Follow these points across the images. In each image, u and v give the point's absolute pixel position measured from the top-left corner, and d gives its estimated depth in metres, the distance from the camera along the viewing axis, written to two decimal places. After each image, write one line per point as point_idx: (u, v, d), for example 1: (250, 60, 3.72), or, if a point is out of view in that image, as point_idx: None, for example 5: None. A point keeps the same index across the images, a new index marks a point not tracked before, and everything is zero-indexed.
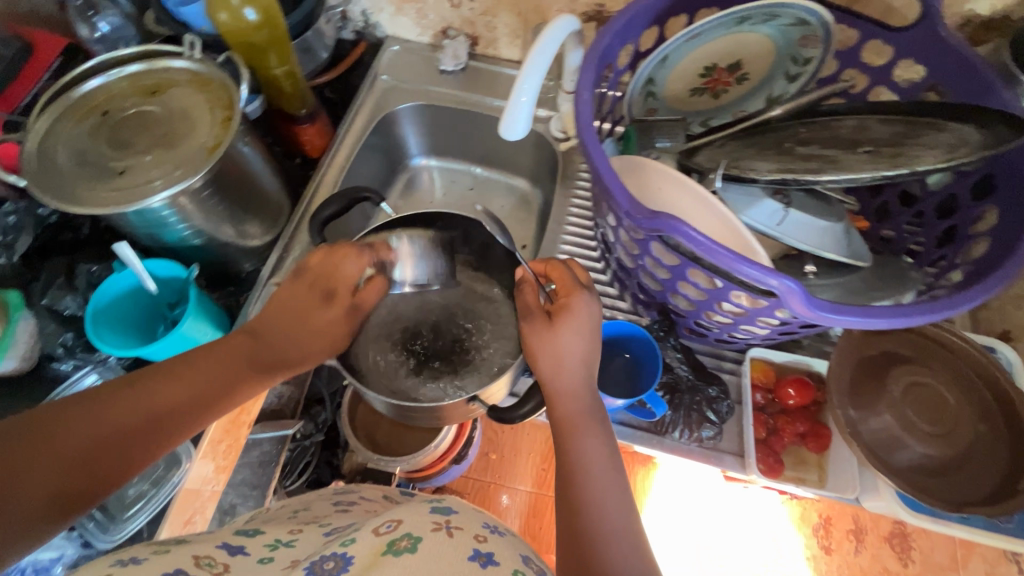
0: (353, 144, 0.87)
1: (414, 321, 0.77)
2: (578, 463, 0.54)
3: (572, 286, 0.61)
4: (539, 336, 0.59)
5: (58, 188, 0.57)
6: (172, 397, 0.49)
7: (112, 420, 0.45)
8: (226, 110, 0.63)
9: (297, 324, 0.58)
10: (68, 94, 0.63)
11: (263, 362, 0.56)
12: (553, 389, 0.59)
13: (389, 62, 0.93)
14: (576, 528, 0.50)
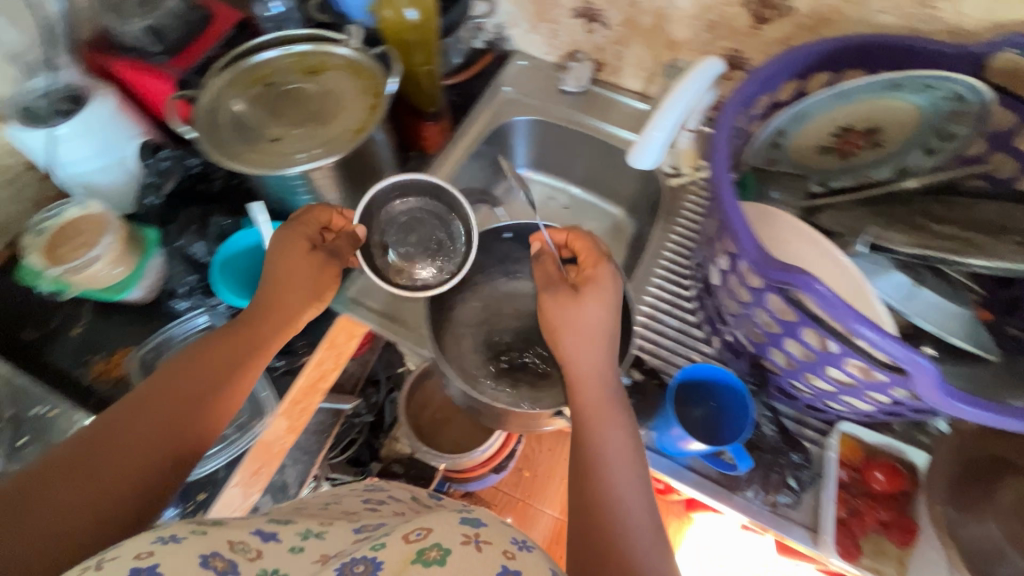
0: (466, 147, 0.91)
1: (500, 326, 0.79)
2: (599, 457, 0.54)
3: (594, 257, 0.63)
4: (561, 306, 0.60)
5: (220, 146, 0.63)
6: (198, 394, 0.52)
7: (155, 432, 0.49)
8: (372, 98, 0.67)
9: (298, 282, 0.62)
10: (240, 63, 0.69)
11: (265, 329, 0.59)
12: (572, 374, 0.59)
13: (514, 75, 0.97)
14: (595, 527, 0.50)
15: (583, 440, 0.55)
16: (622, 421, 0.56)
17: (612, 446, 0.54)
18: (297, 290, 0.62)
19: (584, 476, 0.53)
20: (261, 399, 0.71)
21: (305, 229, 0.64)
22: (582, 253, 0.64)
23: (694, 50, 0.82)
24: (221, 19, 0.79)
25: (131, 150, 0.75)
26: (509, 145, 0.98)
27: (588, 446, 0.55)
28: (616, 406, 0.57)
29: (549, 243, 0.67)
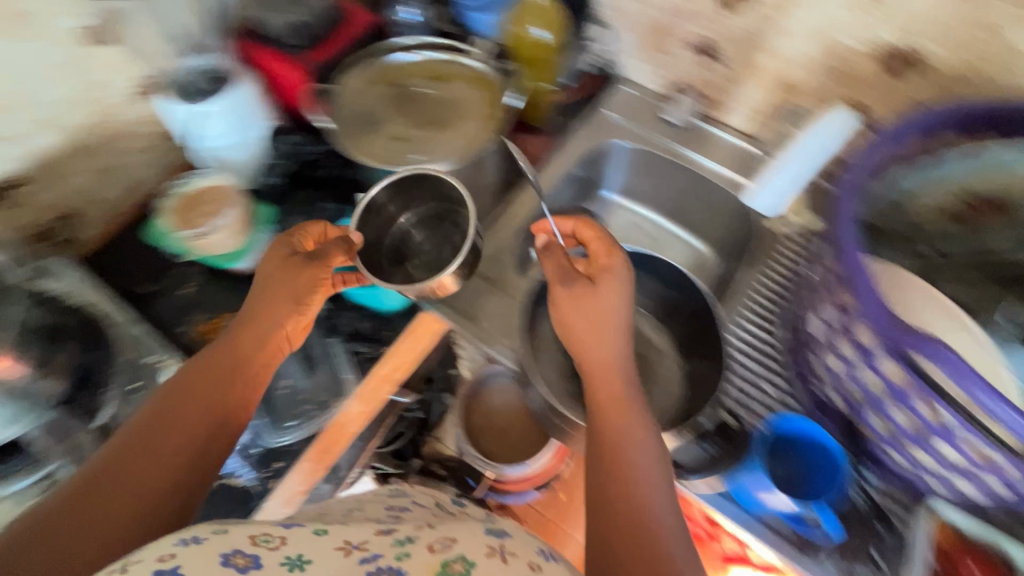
0: (562, 166, 0.92)
1: None
2: (616, 446, 0.55)
3: (605, 246, 0.65)
4: (576, 298, 0.62)
5: (353, 143, 0.67)
6: (196, 416, 0.53)
7: (159, 459, 0.50)
8: (495, 113, 0.71)
9: (280, 290, 0.61)
10: (372, 63, 0.73)
11: (253, 339, 0.59)
12: (587, 366, 0.61)
13: (617, 101, 0.98)
14: (613, 519, 0.51)
15: (600, 433, 0.56)
16: (639, 416, 0.57)
17: (635, 441, 0.55)
18: (281, 296, 0.61)
19: (605, 468, 0.54)
20: (342, 380, 0.73)
21: (281, 245, 0.64)
22: (590, 242, 0.66)
23: (813, 96, 0.81)
24: (357, 19, 0.84)
25: (259, 130, 0.80)
26: (603, 168, 0.98)
27: (604, 439, 0.56)
28: (631, 401, 0.58)
29: (555, 231, 0.69)
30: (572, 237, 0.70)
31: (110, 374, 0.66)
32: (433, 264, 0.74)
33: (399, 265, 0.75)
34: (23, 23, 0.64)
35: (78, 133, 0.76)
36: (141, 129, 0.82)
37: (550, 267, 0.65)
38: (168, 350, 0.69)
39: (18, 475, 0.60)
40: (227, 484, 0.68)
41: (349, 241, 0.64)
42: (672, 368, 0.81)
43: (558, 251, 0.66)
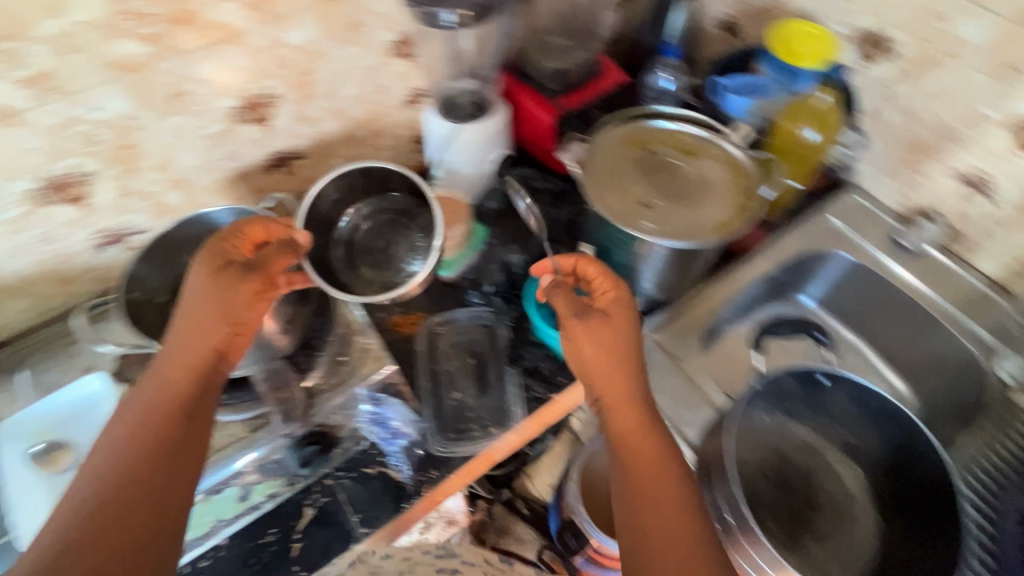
0: (773, 261, 0.87)
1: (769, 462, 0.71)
2: (644, 473, 0.55)
3: (609, 281, 0.65)
4: (591, 331, 0.60)
5: (598, 198, 0.68)
6: (140, 462, 0.50)
7: (122, 490, 0.48)
8: (742, 198, 0.69)
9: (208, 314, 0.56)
10: (626, 124, 0.75)
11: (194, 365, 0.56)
12: (605, 401, 0.60)
13: (845, 207, 0.92)
14: (653, 539, 0.51)
15: (624, 460, 0.56)
16: (663, 446, 0.56)
17: (666, 495, 0.53)
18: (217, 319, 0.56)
19: (644, 509, 0.53)
20: (511, 413, 0.75)
21: (208, 257, 0.58)
22: (595, 277, 0.65)
23: None
24: (609, 76, 0.89)
25: (493, 156, 0.86)
26: (811, 274, 0.92)
27: (630, 468, 0.55)
28: (653, 429, 0.58)
29: (556, 270, 0.69)
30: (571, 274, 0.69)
31: (326, 341, 0.71)
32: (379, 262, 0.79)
33: (352, 269, 0.78)
34: (356, 31, 0.75)
35: (354, 124, 0.86)
36: (397, 131, 0.92)
37: (561, 304, 0.63)
38: (375, 333, 0.75)
39: (235, 409, 0.66)
40: (388, 475, 0.71)
41: (294, 241, 0.65)
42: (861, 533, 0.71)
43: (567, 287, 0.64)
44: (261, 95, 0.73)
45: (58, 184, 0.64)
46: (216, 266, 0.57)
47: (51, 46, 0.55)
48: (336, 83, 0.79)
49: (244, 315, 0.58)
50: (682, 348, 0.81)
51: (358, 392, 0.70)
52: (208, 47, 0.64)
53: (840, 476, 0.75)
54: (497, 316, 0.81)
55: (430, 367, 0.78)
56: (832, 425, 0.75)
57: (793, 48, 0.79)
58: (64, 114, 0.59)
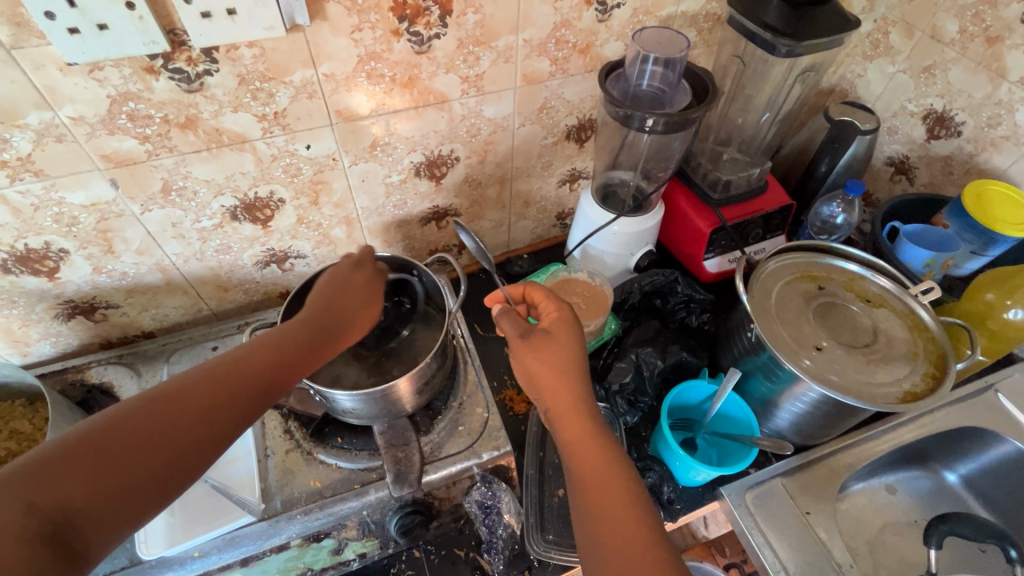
0: (923, 428, 0.79)
1: None
2: (588, 476, 0.52)
3: (554, 303, 0.63)
4: (536, 350, 0.58)
5: (767, 319, 0.66)
6: (243, 379, 0.50)
7: (219, 404, 0.48)
8: (930, 366, 0.63)
9: (351, 303, 0.61)
10: (799, 254, 0.73)
11: (319, 333, 0.56)
12: (553, 413, 0.58)
13: (1015, 386, 0.82)
14: (608, 551, 0.47)
15: (572, 469, 0.54)
16: (609, 452, 0.54)
17: (608, 491, 0.51)
18: (354, 313, 0.61)
19: (593, 510, 0.50)
20: None
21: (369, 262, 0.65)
22: (541, 302, 0.65)
23: None
24: (771, 194, 0.86)
25: (638, 252, 0.85)
26: (963, 448, 0.82)
27: (577, 473, 0.53)
28: (597, 432, 0.55)
29: (507, 300, 0.68)
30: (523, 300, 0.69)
31: (446, 406, 0.71)
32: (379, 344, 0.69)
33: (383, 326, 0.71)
34: (544, 113, 0.77)
35: (511, 193, 0.87)
36: (545, 206, 0.93)
37: (508, 330, 0.61)
38: (494, 407, 0.72)
39: (350, 457, 0.65)
40: (480, 562, 0.68)
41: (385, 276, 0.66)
42: None
43: (516, 312, 0.62)
44: (443, 156, 0.75)
45: (252, 207, 0.68)
46: (374, 269, 0.65)
47: (296, 90, 0.59)
48: (509, 155, 0.81)
49: (367, 323, 0.62)
50: (817, 504, 0.71)
51: (470, 467, 0.66)
52: (415, 109, 0.68)
53: None
54: (614, 417, 0.77)
55: (538, 455, 0.74)
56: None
57: (994, 213, 0.73)
58: (282, 147, 0.64)
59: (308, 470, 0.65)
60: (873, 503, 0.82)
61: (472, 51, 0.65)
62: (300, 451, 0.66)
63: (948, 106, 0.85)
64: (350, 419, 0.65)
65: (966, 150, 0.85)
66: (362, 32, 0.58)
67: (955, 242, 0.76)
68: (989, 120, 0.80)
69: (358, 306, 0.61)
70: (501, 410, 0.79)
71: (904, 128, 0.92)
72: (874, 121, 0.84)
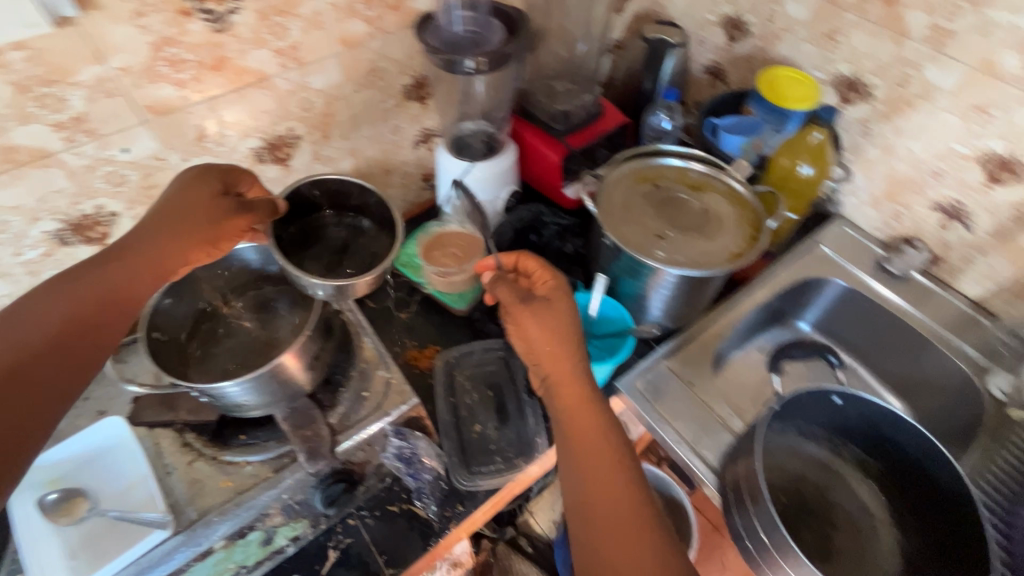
0: (771, 289, 0.91)
1: (794, 479, 0.71)
2: (581, 437, 0.58)
3: (548, 272, 0.66)
4: (533, 317, 0.63)
5: (616, 224, 0.73)
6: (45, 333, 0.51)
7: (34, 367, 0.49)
8: (751, 229, 0.74)
9: (183, 214, 0.57)
10: (636, 162, 0.81)
11: (126, 260, 0.55)
12: (552, 378, 0.62)
13: (834, 239, 0.96)
14: (593, 511, 0.54)
15: (568, 430, 0.59)
16: (603, 425, 0.58)
17: (600, 453, 0.57)
18: (182, 229, 0.57)
19: (584, 471, 0.56)
20: (533, 436, 0.75)
21: (215, 174, 0.60)
22: (534, 271, 0.67)
23: None
24: (608, 116, 0.93)
25: (502, 194, 0.89)
26: (806, 300, 0.96)
27: (571, 434, 0.59)
28: (592, 402, 0.60)
29: (498, 267, 0.70)
30: (514, 269, 0.70)
31: (347, 378, 0.72)
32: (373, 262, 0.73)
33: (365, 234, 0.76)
34: (375, 76, 0.78)
35: (367, 163, 0.88)
36: (407, 169, 0.94)
37: (504, 295, 0.66)
38: (395, 367, 0.75)
39: (258, 449, 0.65)
40: (414, 511, 0.70)
41: (275, 206, 0.63)
42: (885, 536, 0.69)
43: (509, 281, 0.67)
44: (282, 136, 0.74)
45: (81, 226, 0.64)
46: (219, 181, 0.60)
47: (90, 90, 0.56)
48: (353, 124, 0.81)
49: (213, 229, 0.58)
50: (697, 373, 0.82)
51: (384, 428, 0.69)
52: (237, 91, 0.66)
53: (859, 498, 0.72)
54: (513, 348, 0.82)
55: (450, 400, 0.78)
56: (847, 441, 0.73)
57: (782, 92, 0.85)
58: (95, 156, 0.60)
59: (215, 473, 0.64)
60: (747, 364, 0.95)
61: (277, 22, 0.64)
62: (203, 459, 0.65)
63: (737, 10, 0.96)
64: (248, 413, 0.64)
65: (758, 47, 0.96)
66: (146, 17, 0.55)
67: (759, 125, 0.87)
68: (769, 16, 0.92)
69: (194, 224, 0.57)
70: (407, 370, 0.81)
71: (709, 37, 1.03)
72: (681, 35, 0.93)
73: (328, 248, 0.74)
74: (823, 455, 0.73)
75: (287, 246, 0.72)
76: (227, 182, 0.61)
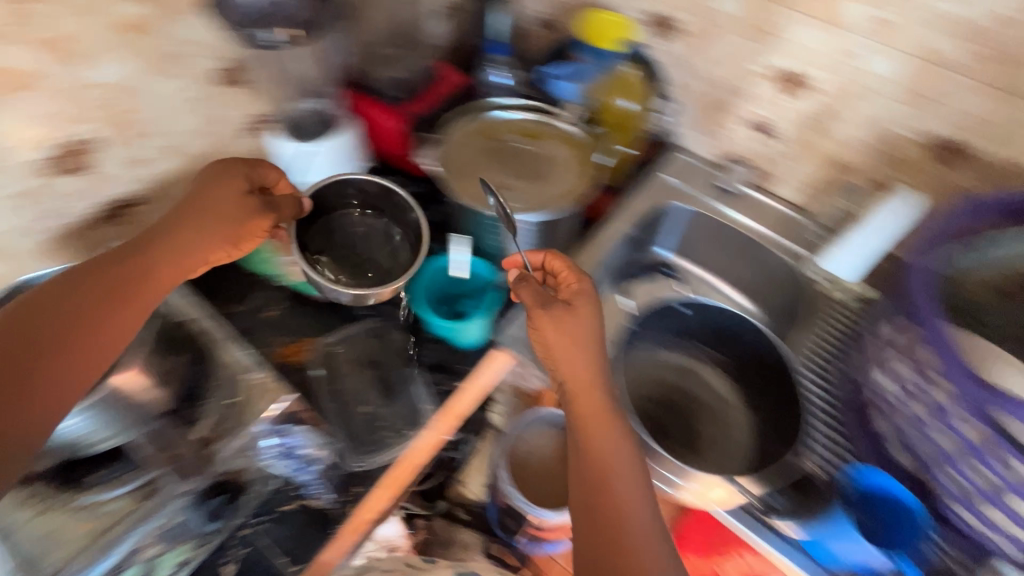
0: (626, 222, 0.97)
1: (657, 385, 0.85)
2: (595, 445, 0.60)
3: (574, 275, 0.67)
4: (557, 324, 0.63)
5: (461, 183, 0.76)
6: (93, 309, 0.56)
7: (83, 339, 0.55)
8: (583, 164, 0.79)
9: (213, 211, 0.63)
10: (471, 119, 0.83)
11: (162, 250, 0.61)
12: (569, 385, 0.63)
13: (676, 168, 1.03)
14: (603, 522, 0.56)
15: (583, 438, 0.61)
16: (622, 439, 0.60)
17: (618, 461, 0.59)
18: (212, 226, 0.63)
19: (595, 480, 0.58)
20: (420, 406, 0.75)
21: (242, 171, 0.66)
22: (561, 271, 0.68)
23: (864, 175, 0.88)
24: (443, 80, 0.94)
25: (352, 171, 0.86)
26: (660, 228, 1.03)
27: (586, 442, 0.60)
28: (610, 414, 0.62)
29: (526, 265, 0.71)
30: (542, 268, 0.71)
31: (207, 390, 0.67)
32: (392, 268, 0.79)
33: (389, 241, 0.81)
34: (176, 63, 0.71)
35: (194, 160, 0.81)
36: (245, 161, 0.88)
37: (524, 296, 0.66)
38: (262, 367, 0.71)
39: (120, 481, 0.61)
40: (306, 505, 0.71)
41: (297, 206, 0.70)
42: (735, 414, 0.83)
43: (532, 280, 0.67)
44: (74, 143, 0.66)
45: None
46: (245, 179, 0.66)
47: None
48: (163, 119, 0.74)
49: (239, 228, 0.65)
50: None
51: (254, 431, 0.65)
52: None
53: (714, 388, 0.86)
54: (389, 324, 0.81)
55: (331, 388, 0.76)
56: (694, 342, 0.87)
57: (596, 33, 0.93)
58: None
59: (72, 518, 0.59)
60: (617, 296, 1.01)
61: (27, 11, 0.55)
62: (54, 508, 0.59)
63: None
64: (97, 450, 0.60)
65: None
66: None
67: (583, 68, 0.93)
68: None
69: (223, 222, 0.64)
70: (280, 369, 0.77)
71: None
72: None
73: (351, 251, 0.80)
74: (680, 359, 0.87)
75: (316, 246, 0.78)
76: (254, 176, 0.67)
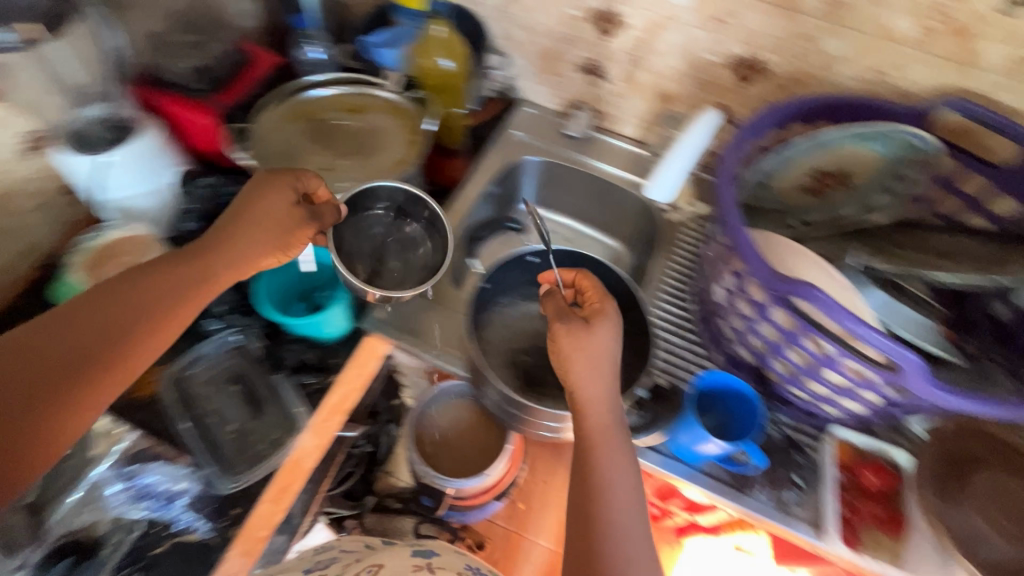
0: (481, 182, 0.97)
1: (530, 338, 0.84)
2: (595, 460, 0.60)
3: (598, 293, 0.67)
4: (569, 342, 0.63)
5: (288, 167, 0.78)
6: (132, 321, 0.58)
7: (116, 349, 0.57)
8: (411, 133, 0.82)
9: (251, 228, 0.65)
10: (291, 101, 0.83)
11: (199, 267, 0.62)
12: (581, 399, 0.63)
13: (521, 121, 1.04)
14: (594, 541, 0.57)
15: (586, 451, 0.61)
16: (624, 459, 0.61)
17: (614, 476, 0.59)
18: (248, 242, 0.65)
19: (589, 497, 0.59)
20: (293, 412, 0.71)
21: (291, 182, 0.68)
22: (588, 290, 0.69)
23: (686, 102, 0.93)
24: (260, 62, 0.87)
25: (168, 177, 0.77)
26: (518, 183, 1.04)
27: (586, 456, 0.61)
28: (616, 433, 0.62)
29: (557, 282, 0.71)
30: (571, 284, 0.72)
31: None
32: (408, 276, 0.77)
33: (411, 253, 0.79)
34: None
35: None
36: (31, 186, 0.76)
37: (550, 309, 0.67)
38: None
39: None
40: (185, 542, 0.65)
41: (340, 213, 0.70)
42: None
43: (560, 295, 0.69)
44: None
45: None
46: (293, 195, 0.67)
47: None
48: None
49: (277, 246, 0.66)
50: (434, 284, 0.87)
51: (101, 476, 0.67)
52: None
53: None
54: (246, 332, 0.76)
55: (190, 415, 0.71)
56: None
57: None
58: None
59: None
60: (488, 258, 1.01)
61: None
62: None
63: None
64: None
65: None
66: None
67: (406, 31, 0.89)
68: None
69: (268, 238, 0.66)
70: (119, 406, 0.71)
71: None
72: None
73: (372, 255, 0.77)
74: None
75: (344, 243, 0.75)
76: (301, 187, 0.68)
